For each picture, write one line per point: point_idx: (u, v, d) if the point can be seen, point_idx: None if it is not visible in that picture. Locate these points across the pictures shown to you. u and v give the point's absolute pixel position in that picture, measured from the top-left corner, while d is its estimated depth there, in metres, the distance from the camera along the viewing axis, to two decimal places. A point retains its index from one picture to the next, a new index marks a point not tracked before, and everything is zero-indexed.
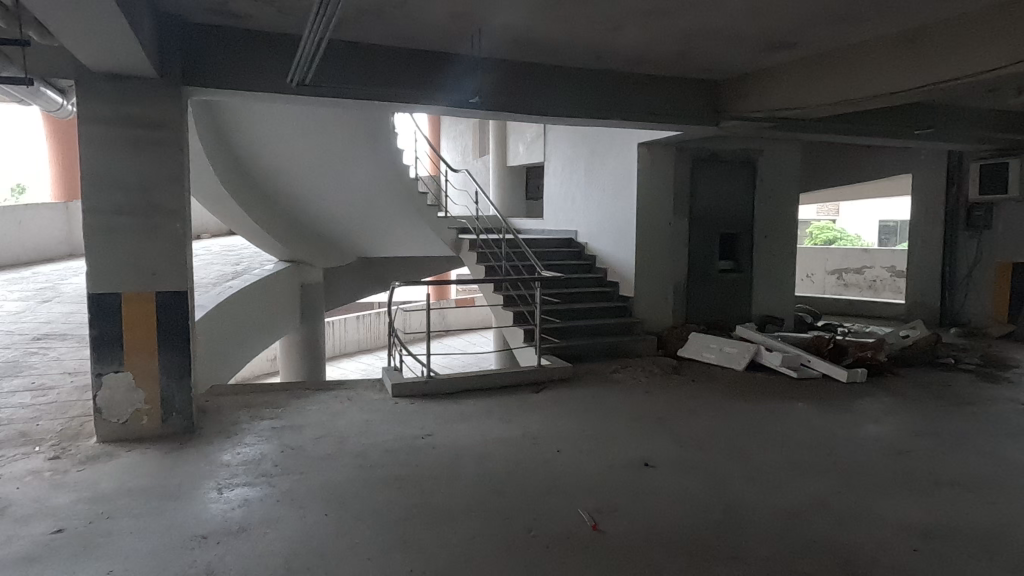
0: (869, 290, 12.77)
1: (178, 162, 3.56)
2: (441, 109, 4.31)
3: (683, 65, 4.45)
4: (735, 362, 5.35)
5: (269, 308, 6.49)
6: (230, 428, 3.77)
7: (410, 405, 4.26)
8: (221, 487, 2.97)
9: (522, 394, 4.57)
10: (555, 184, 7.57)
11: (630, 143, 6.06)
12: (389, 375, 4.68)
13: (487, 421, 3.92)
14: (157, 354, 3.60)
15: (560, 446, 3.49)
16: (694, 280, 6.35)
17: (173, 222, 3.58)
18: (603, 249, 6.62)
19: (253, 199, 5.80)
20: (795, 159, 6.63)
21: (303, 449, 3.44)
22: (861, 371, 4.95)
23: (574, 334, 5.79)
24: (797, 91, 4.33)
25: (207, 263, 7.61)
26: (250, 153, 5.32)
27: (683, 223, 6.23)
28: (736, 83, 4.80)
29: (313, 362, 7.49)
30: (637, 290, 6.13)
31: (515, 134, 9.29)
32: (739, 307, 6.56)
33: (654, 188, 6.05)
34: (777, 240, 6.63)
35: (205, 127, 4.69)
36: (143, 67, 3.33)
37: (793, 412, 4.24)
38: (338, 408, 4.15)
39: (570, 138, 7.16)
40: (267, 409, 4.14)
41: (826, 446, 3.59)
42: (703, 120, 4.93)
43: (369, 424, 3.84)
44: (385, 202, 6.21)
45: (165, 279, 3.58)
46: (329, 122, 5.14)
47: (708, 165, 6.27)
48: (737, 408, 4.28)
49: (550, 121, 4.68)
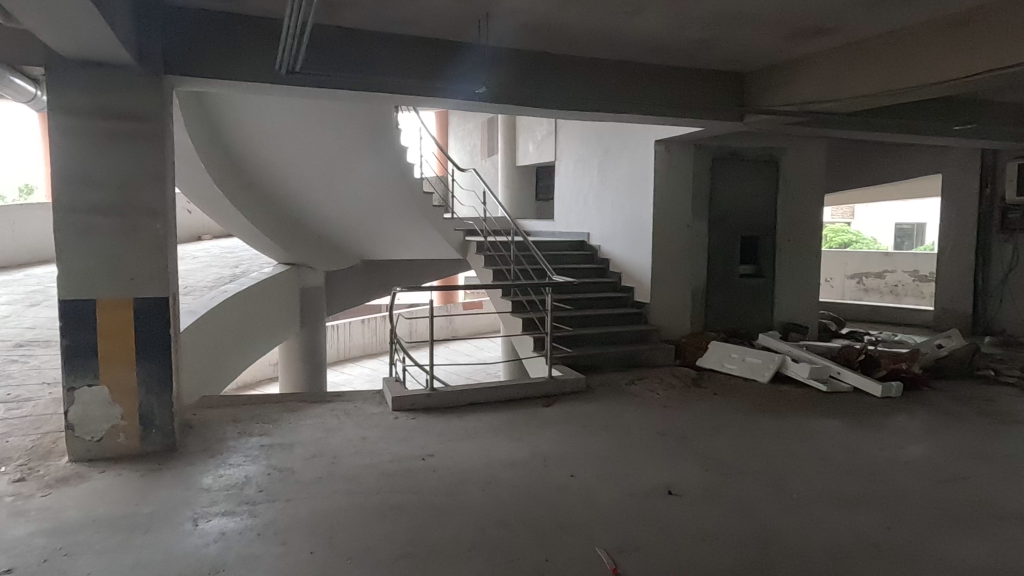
0: (890, 295, 12.36)
1: (159, 157, 3.28)
2: (447, 103, 4.00)
3: (706, 55, 4.13)
4: (759, 374, 5.02)
5: (266, 313, 6.17)
6: (214, 445, 3.48)
7: (412, 420, 3.96)
8: (198, 517, 2.67)
9: (532, 408, 4.25)
10: (566, 184, 7.26)
11: (647, 141, 5.75)
12: (390, 387, 4.38)
13: (494, 440, 3.60)
14: (135, 365, 3.31)
15: (574, 470, 3.17)
16: (715, 286, 6.02)
17: (154, 222, 3.30)
18: (617, 252, 6.30)
19: (247, 198, 5.51)
20: (819, 159, 6.31)
21: (292, 472, 3.14)
22: (896, 385, 4.60)
23: (587, 342, 5.46)
24: (830, 83, 4.01)
25: (204, 266, 7.33)
26: (245, 148, 5.04)
27: (702, 226, 5.91)
28: (762, 76, 4.48)
29: (314, 369, 7.21)
30: (654, 296, 5.80)
31: (524, 132, 8.99)
32: (760, 314, 6.22)
33: (672, 188, 5.73)
34: (800, 243, 6.31)
35: (195, 121, 4.41)
36: (120, 54, 3.05)
37: (827, 430, 3.91)
38: (333, 425, 3.84)
39: (582, 136, 6.85)
40: (257, 424, 3.84)
41: (867, 472, 3.26)
42: (726, 116, 4.61)
43: (366, 444, 3.53)
44: (387, 204, 5.93)
45: (144, 285, 3.30)
46: (328, 118, 4.83)
47: (728, 164, 5.95)
48: (766, 426, 3.95)
49: (563, 115, 4.37)
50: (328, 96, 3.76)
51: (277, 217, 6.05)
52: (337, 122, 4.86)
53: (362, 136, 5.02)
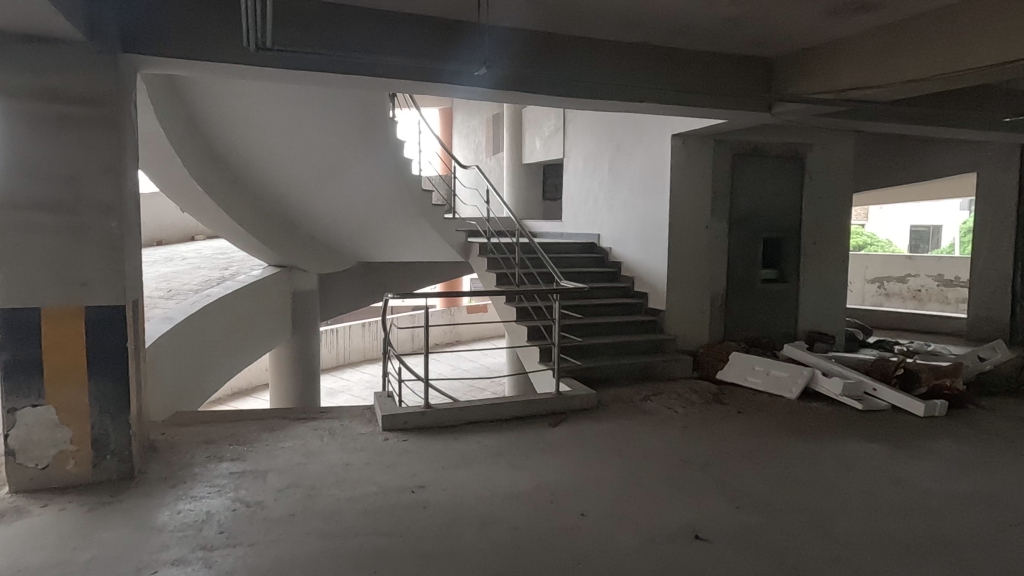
0: (913, 300, 11.87)
1: (114, 147, 2.89)
2: (445, 89, 3.59)
3: (732, 37, 3.71)
4: (786, 390, 4.59)
5: (254, 319, 5.76)
6: (178, 473, 3.09)
7: (403, 442, 3.55)
8: (143, 567, 2.27)
9: (536, 428, 3.84)
10: (575, 183, 6.85)
11: (662, 134, 5.33)
12: (380, 403, 3.97)
13: (493, 468, 3.19)
14: (87, 383, 2.91)
15: (584, 508, 2.76)
16: (735, 292, 5.60)
17: (108, 220, 2.90)
18: (629, 255, 5.87)
19: (232, 194, 5.11)
20: (848, 154, 5.88)
21: (261, 508, 2.74)
22: (940, 403, 4.16)
23: (597, 353, 5.04)
24: (871, 66, 3.55)
25: (192, 268, 6.95)
26: (228, 139, 4.65)
27: (723, 227, 5.49)
28: (793, 61, 4.04)
29: (307, 378, 6.79)
30: (670, 303, 5.37)
31: (531, 129, 8.56)
32: (783, 322, 5.79)
33: (690, 186, 5.31)
34: (827, 245, 5.88)
35: (170, 111, 4.03)
36: (66, 29, 2.66)
37: (868, 457, 3.48)
38: (315, 448, 3.45)
39: (592, 130, 6.45)
40: (230, 446, 3.45)
41: (921, 510, 2.83)
42: (751, 106, 4.19)
43: (350, 472, 3.12)
44: (383, 202, 5.53)
45: (98, 291, 2.91)
46: (317, 110, 4.43)
47: (751, 161, 5.53)
48: (798, 452, 3.52)
49: (572, 104, 3.96)
50: (315, 82, 3.37)
51: (266, 216, 5.66)
52: (330, 114, 4.49)
53: (355, 128, 4.62)
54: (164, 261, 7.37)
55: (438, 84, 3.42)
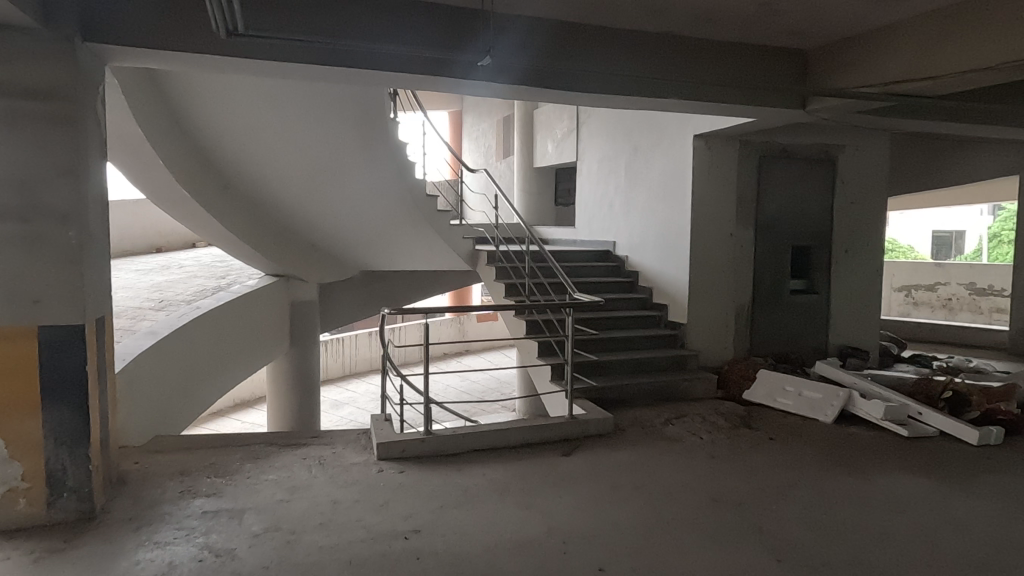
0: (943, 310, 11.39)
1: (72, 147, 2.57)
2: (447, 85, 3.25)
3: (763, 26, 3.34)
4: (820, 413, 4.21)
5: (249, 331, 5.44)
6: (146, 512, 2.76)
7: (399, 475, 3.20)
8: None
9: (547, 457, 3.48)
10: (589, 187, 6.50)
11: (683, 134, 4.96)
12: (376, 429, 3.62)
13: (498, 508, 2.84)
14: (39, 412, 2.59)
15: (601, 561, 2.39)
16: (761, 305, 5.22)
17: (64, 230, 2.58)
18: (646, 264, 5.50)
19: (225, 202, 4.81)
20: (882, 156, 5.50)
21: (232, 557, 2.40)
22: (996, 430, 3.75)
23: (614, 370, 4.67)
24: (923, 55, 3.16)
25: (188, 277, 6.66)
26: (218, 141, 4.34)
27: (748, 235, 5.11)
28: (830, 53, 3.66)
29: (306, 394, 6.47)
30: (692, 316, 4.99)
31: (542, 131, 8.19)
32: (813, 335, 5.39)
33: (714, 190, 4.94)
34: (860, 254, 5.50)
35: (152, 112, 3.73)
36: (16, 16, 2.35)
37: (922, 495, 3.08)
38: (302, 481, 3.10)
39: (608, 131, 6.09)
40: (207, 479, 3.12)
41: (995, 566, 2.43)
42: (783, 103, 3.81)
43: (337, 513, 2.78)
44: (385, 207, 5.21)
45: (52, 309, 2.58)
46: (310, 110, 4.11)
47: (779, 163, 5.15)
48: (840, 489, 3.13)
49: (587, 103, 3.61)
50: (304, 75, 3.05)
51: (262, 222, 5.35)
52: (326, 114, 4.17)
53: (352, 128, 4.29)
54: (161, 270, 7.09)
55: (447, 78, 3.09)
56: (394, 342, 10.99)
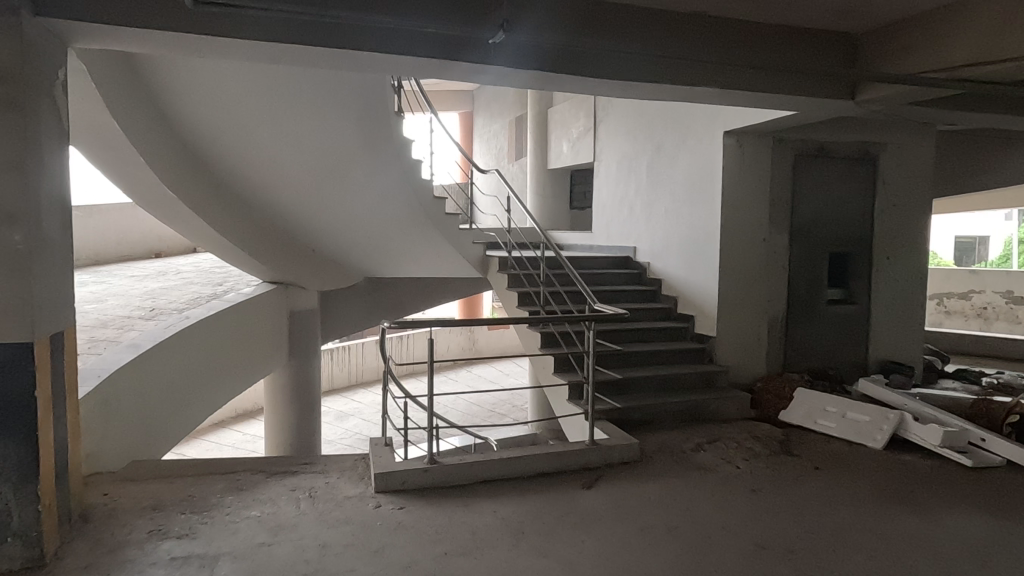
0: (978, 318, 10.90)
1: (18, 136, 2.22)
2: (455, 70, 2.87)
3: (813, 6, 2.95)
4: (868, 437, 3.80)
5: (244, 342, 5.08)
6: (105, 559, 2.39)
7: (399, 512, 2.82)
8: None
9: (565, 489, 3.09)
10: (607, 189, 6.11)
11: (712, 132, 4.57)
12: (374, 457, 3.24)
13: (510, 555, 2.45)
14: None
15: None
16: (796, 317, 4.80)
17: (9, 232, 2.22)
18: (670, 271, 5.10)
19: (216, 206, 4.47)
20: (927, 155, 5.08)
21: None
22: None
23: (636, 388, 4.27)
24: (996, 34, 2.75)
25: (184, 284, 6.34)
26: (207, 138, 4.00)
27: (783, 240, 4.71)
28: (883, 36, 3.26)
29: (307, 407, 6.12)
30: (721, 328, 4.59)
31: (557, 130, 7.80)
32: (851, 350, 4.96)
33: (745, 192, 4.54)
34: (902, 261, 5.07)
35: (132, 105, 3.40)
36: None
37: (1002, 541, 2.66)
38: (288, 519, 2.73)
39: (629, 129, 5.71)
40: (181, 515, 2.74)
41: None
42: (828, 91, 3.41)
43: (325, 560, 2.40)
44: (388, 209, 4.84)
45: None
46: (305, 101, 3.76)
47: (816, 162, 4.74)
48: (904, 533, 2.71)
49: (611, 93, 3.23)
50: (295, 60, 2.70)
51: (257, 225, 5.00)
52: (323, 107, 3.82)
53: (352, 122, 3.94)
54: (157, 276, 6.76)
55: (464, 63, 2.77)
56: (395, 356, 10.64)
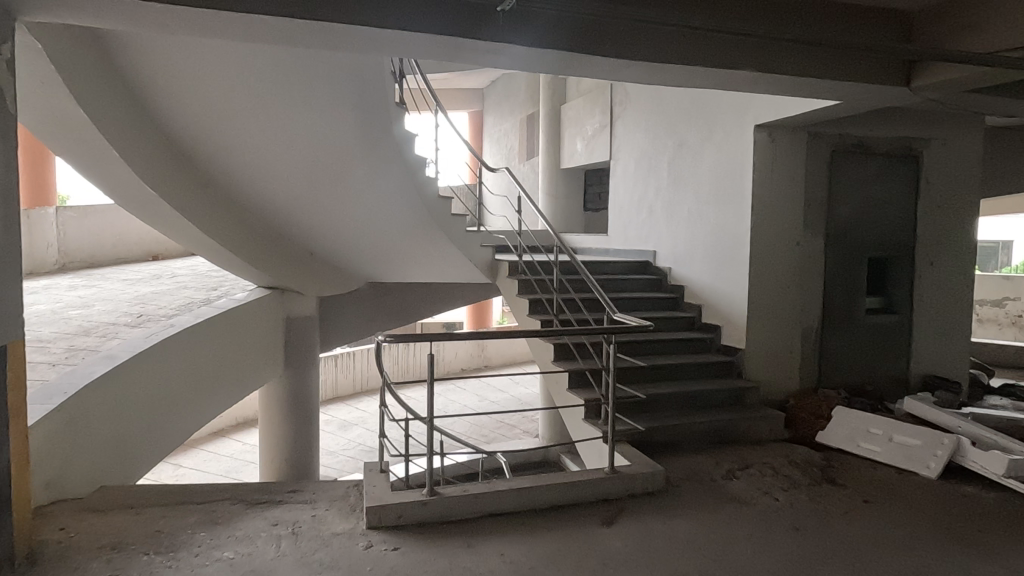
0: (1012, 327, 10.43)
1: None
2: (461, 49, 2.51)
3: None
4: (920, 464, 3.40)
5: (235, 352, 4.75)
6: None
7: (393, 552, 2.47)
8: None
9: (581, 525, 2.72)
10: (624, 189, 5.74)
11: (742, 125, 4.20)
12: (367, 486, 2.89)
13: None
14: None
15: None
16: (832, 327, 4.40)
17: None
18: (694, 277, 4.72)
19: (205, 206, 4.16)
20: (974, 152, 4.67)
21: None
22: None
23: (658, 405, 3.89)
24: None
25: (176, 288, 6.02)
26: (191, 130, 3.68)
27: (818, 244, 4.32)
28: (945, 13, 2.87)
29: (304, 419, 5.78)
30: (750, 340, 4.21)
31: (570, 128, 7.44)
32: (891, 363, 4.56)
33: (777, 191, 4.17)
34: (947, 267, 4.66)
35: (104, 91, 3.08)
36: None
37: None
38: (264, 562, 2.37)
39: (648, 125, 5.35)
40: (143, 557, 2.40)
41: None
42: (881, 77, 3.03)
43: None
44: (388, 207, 4.51)
45: None
46: (297, 88, 3.44)
47: (855, 159, 4.35)
48: None
49: (637, 76, 2.85)
50: (278, 37, 2.35)
51: (249, 227, 4.68)
52: (315, 95, 3.49)
53: (347, 113, 3.61)
54: (150, 280, 6.46)
55: (475, 42, 2.41)
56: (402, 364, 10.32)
